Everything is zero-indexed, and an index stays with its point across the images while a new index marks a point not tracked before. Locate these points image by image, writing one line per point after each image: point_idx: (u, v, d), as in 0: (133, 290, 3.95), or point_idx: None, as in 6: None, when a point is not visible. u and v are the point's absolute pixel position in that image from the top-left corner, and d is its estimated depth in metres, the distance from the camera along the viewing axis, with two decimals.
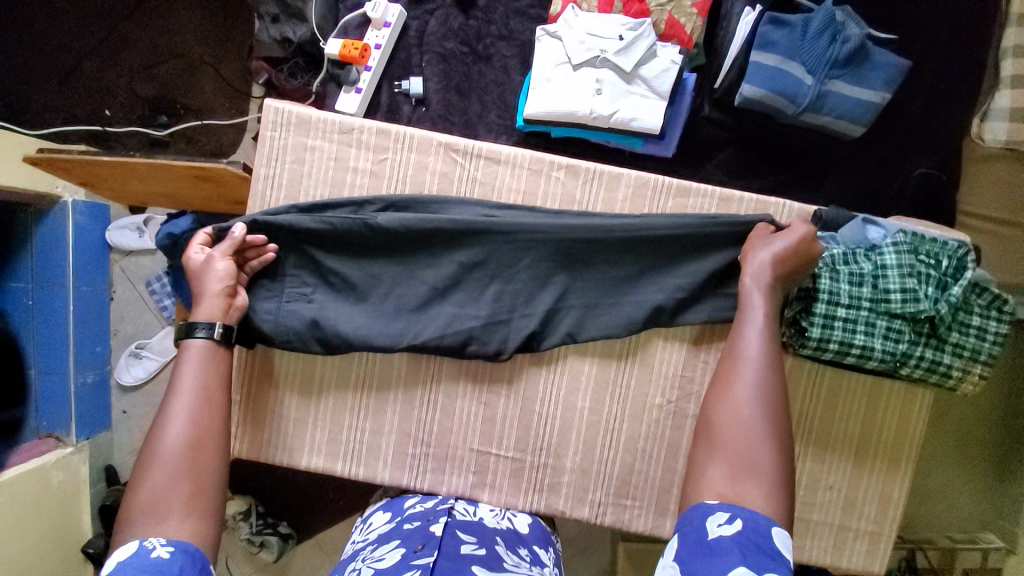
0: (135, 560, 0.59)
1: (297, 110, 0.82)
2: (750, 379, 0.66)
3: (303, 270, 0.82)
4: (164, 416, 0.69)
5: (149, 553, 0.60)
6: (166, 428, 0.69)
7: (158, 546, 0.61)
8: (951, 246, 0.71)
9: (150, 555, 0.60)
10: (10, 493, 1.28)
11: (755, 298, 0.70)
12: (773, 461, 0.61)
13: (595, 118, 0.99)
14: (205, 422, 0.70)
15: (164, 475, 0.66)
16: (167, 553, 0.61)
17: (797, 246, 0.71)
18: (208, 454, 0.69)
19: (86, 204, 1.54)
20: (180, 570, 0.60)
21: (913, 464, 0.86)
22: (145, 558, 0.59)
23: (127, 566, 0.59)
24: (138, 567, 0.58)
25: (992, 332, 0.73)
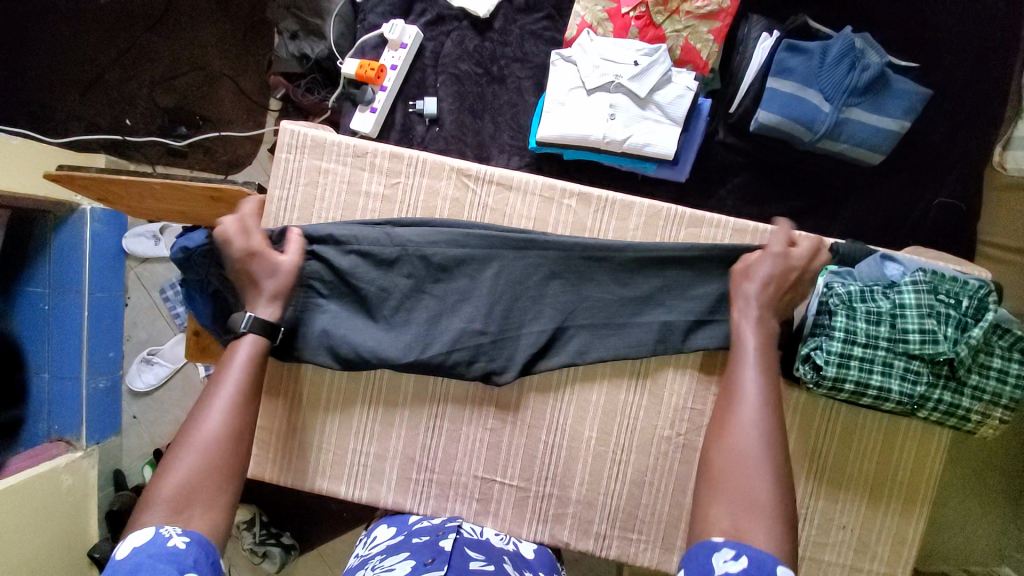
0: (151, 549, 0.57)
1: (312, 133, 0.82)
2: (754, 404, 0.66)
3: (311, 290, 0.80)
4: (204, 400, 0.68)
5: (165, 542, 0.58)
6: (200, 416, 0.67)
7: (174, 535, 0.59)
8: (972, 286, 0.69)
9: (166, 543, 0.58)
10: (24, 493, 1.29)
11: (745, 328, 0.72)
12: (774, 494, 0.60)
13: (608, 142, 0.98)
14: (241, 412, 0.68)
15: (191, 465, 0.63)
16: (183, 544, 0.59)
17: (776, 273, 0.74)
18: (235, 451, 0.66)
19: (103, 211, 1.58)
20: (193, 563, 0.58)
21: (928, 505, 0.84)
22: (160, 547, 0.57)
23: (143, 552, 0.57)
24: (152, 555, 0.57)
25: (1015, 376, 0.70)
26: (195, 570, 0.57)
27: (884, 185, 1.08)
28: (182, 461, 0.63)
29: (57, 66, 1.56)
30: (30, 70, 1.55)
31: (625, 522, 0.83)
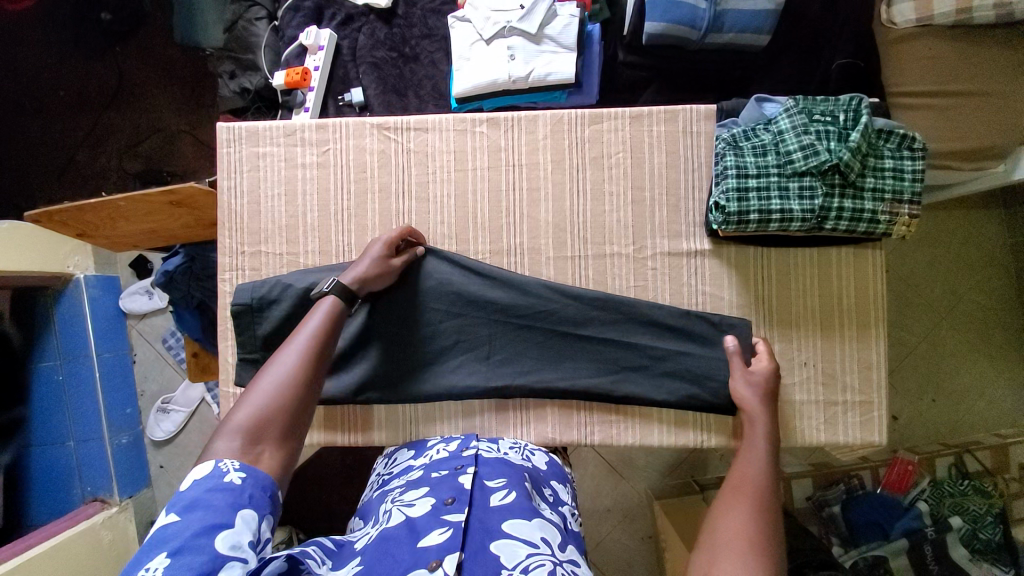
0: (210, 483, 0.55)
1: (245, 125, 0.93)
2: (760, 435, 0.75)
3: (289, 256, 0.92)
4: (271, 360, 0.66)
5: (221, 477, 0.55)
6: (270, 363, 0.66)
7: (230, 471, 0.56)
8: (845, 100, 0.77)
9: (223, 478, 0.55)
10: (66, 558, 1.31)
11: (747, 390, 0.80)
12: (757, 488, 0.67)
13: (514, 81, 1.08)
14: (306, 372, 0.66)
15: (260, 403, 0.61)
16: (240, 480, 0.56)
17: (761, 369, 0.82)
18: (296, 408, 0.63)
19: (97, 277, 1.61)
20: (249, 500, 0.55)
21: (884, 325, 0.88)
22: (217, 483, 0.55)
23: (201, 487, 0.54)
24: (209, 490, 0.54)
25: (909, 171, 0.77)
26: (251, 506, 0.55)
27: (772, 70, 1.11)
28: (251, 398, 0.61)
29: (30, 158, 1.66)
30: (8, 168, 1.66)
31: (598, 406, 0.89)
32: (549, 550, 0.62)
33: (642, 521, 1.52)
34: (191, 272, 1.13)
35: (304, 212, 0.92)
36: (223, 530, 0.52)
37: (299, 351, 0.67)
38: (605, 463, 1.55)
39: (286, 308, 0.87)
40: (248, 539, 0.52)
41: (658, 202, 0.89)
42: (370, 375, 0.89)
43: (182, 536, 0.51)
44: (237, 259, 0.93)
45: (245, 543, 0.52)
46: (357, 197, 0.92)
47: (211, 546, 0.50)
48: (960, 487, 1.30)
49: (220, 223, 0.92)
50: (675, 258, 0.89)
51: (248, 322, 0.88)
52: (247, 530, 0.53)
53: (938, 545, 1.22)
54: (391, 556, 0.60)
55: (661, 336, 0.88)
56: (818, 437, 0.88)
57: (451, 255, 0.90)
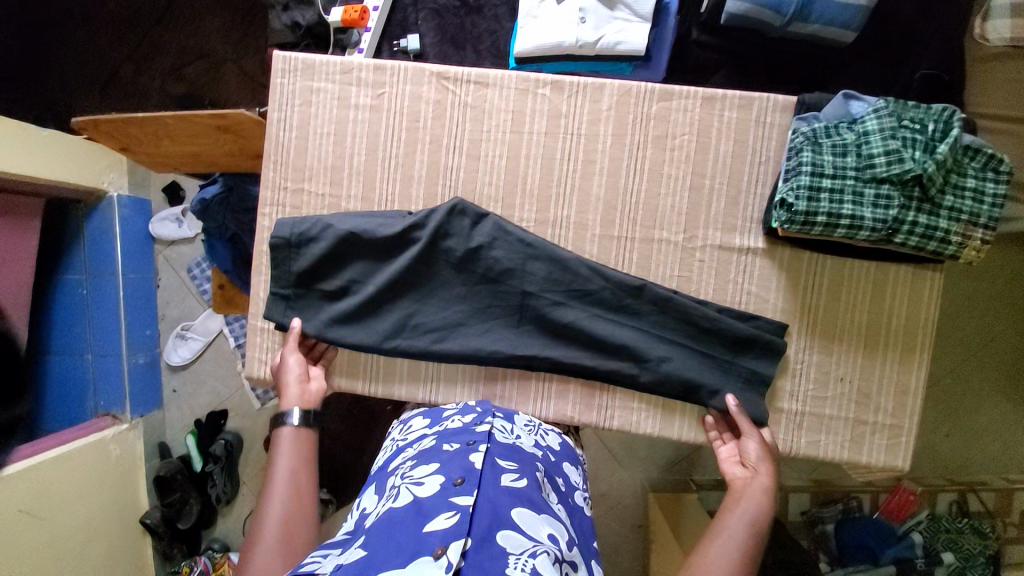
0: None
1: (301, 55, 0.90)
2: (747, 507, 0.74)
3: (333, 198, 0.91)
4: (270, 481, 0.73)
5: None
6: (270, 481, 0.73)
7: None
8: (937, 109, 0.72)
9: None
10: (77, 464, 1.36)
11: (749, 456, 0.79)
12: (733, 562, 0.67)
13: (581, 46, 1.02)
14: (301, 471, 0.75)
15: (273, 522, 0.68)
16: None
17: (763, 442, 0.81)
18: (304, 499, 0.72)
19: (129, 198, 1.61)
20: None
21: (929, 350, 0.85)
22: None
23: None
24: None
25: (990, 194, 0.73)
26: None
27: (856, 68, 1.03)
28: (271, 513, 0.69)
29: (74, 66, 1.64)
30: (50, 74, 1.63)
31: (622, 392, 0.88)
32: (556, 547, 0.60)
33: (635, 509, 1.53)
34: (227, 202, 1.13)
35: (350, 155, 0.90)
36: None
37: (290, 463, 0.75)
38: (606, 449, 1.55)
39: (327, 247, 0.87)
40: None
41: (717, 193, 0.85)
42: (400, 327, 0.89)
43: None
44: (279, 193, 0.91)
45: None
46: (407, 146, 0.89)
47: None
48: (959, 524, 1.29)
49: (266, 153, 0.91)
50: (725, 253, 0.86)
51: (284, 258, 0.88)
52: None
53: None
54: (396, 542, 0.58)
55: (701, 331, 0.85)
56: (840, 454, 0.86)
57: (495, 219, 0.87)
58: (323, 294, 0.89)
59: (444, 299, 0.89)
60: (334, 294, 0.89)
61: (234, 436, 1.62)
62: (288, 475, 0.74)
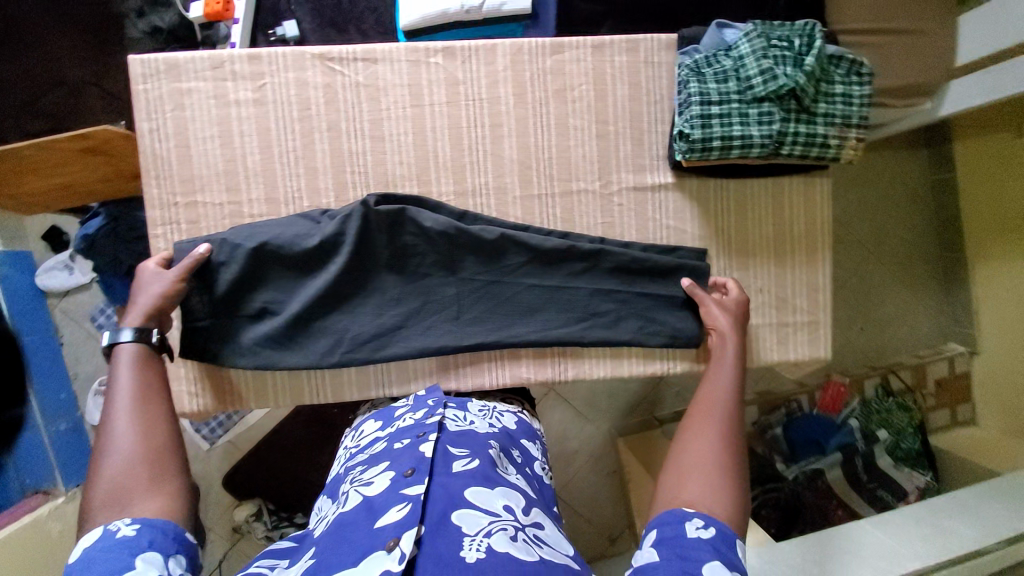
0: (99, 548, 0.51)
1: (162, 56, 0.81)
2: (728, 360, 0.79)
3: (236, 205, 0.84)
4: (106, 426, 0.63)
5: (114, 536, 0.52)
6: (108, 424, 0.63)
7: (123, 526, 0.53)
8: (800, 24, 0.78)
9: (114, 536, 0.52)
10: (9, 555, 1.18)
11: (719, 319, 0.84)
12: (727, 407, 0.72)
13: (468, 11, 0.99)
14: (147, 409, 0.65)
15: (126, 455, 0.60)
16: (135, 531, 0.53)
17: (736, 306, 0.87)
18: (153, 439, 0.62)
19: (7, 253, 1.40)
20: (150, 543, 0.52)
21: (829, 249, 0.93)
22: (110, 541, 0.52)
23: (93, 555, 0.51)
24: (104, 549, 0.51)
25: (857, 96, 0.80)
26: (153, 549, 0.52)
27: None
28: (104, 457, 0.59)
29: None
30: None
31: (571, 351, 0.91)
32: (512, 516, 0.61)
33: (609, 456, 1.60)
34: (115, 234, 1.02)
35: (243, 156, 0.84)
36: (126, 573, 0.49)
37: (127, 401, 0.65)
38: (572, 408, 1.60)
39: (230, 271, 0.81)
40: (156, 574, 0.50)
41: (623, 136, 0.88)
42: (337, 327, 0.85)
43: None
44: (170, 211, 0.84)
45: None
46: (303, 137, 0.84)
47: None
48: (887, 404, 1.44)
49: (145, 170, 0.82)
50: (640, 193, 0.89)
51: (193, 286, 0.81)
52: (152, 567, 0.50)
53: (867, 456, 1.37)
54: (347, 544, 0.57)
55: (631, 268, 0.89)
56: (771, 356, 0.94)
57: (413, 198, 0.85)
58: (245, 310, 0.84)
59: (376, 289, 0.86)
60: (247, 312, 0.83)
61: None
62: (134, 403, 0.65)
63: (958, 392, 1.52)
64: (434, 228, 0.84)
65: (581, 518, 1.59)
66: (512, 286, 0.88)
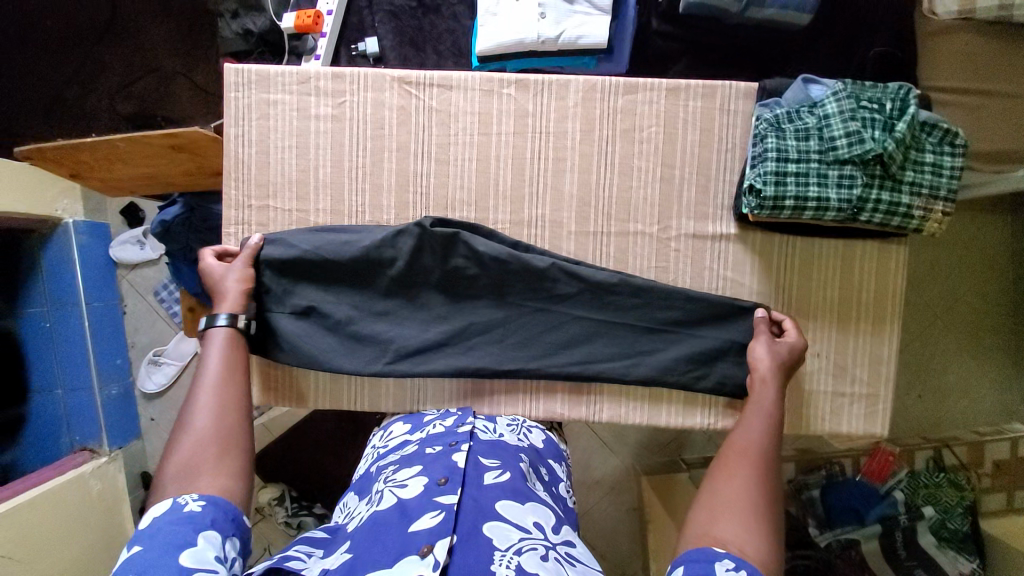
0: (168, 517, 0.54)
1: (255, 68, 0.86)
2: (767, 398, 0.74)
3: (304, 213, 0.88)
4: (190, 401, 0.67)
5: (181, 509, 0.55)
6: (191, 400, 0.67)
7: (190, 501, 0.56)
8: (894, 87, 0.74)
9: (183, 509, 0.55)
10: (53, 507, 1.29)
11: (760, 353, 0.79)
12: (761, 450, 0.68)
13: (543, 42, 1.01)
14: (226, 394, 0.68)
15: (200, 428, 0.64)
16: (200, 508, 0.56)
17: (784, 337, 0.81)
18: (228, 425, 0.66)
19: (86, 223, 1.52)
20: (212, 522, 0.55)
21: (897, 321, 0.88)
22: (177, 514, 0.54)
23: (160, 524, 0.53)
24: (169, 522, 0.54)
25: (948, 167, 0.75)
26: (214, 528, 0.55)
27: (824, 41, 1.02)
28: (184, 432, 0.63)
29: None
30: None
31: (608, 391, 0.89)
32: (542, 535, 0.61)
33: (629, 494, 1.55)
34: (189, 223, 1.09)
35: (316, 167, 0.87)
36: (188, 548, 0.51)
37: (212, 382, 0.69)
38: (598, 439, 1.56)
39: (288, 270, 0.85)
40: (214, 555, 0.52)
41: (689, 181, 0.86)
42: (380, 341, 0.87)
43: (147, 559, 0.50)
44: (243, 212, 0.88)
45: (211, 558, 0.52)
46: (374, 155, 0.87)
47: (177, 562, 0.50)
48: (935, 479, 1.34)
49: (227, 173, 0.87)
50: (700, 241, 0.87)
51: (252, 282, 0.85)
52: (211, 547, 0.53)
53: (909, 531, 1.28)
54: (381, 544, 0.58)
55: (682, 315, 0.86)
56: (821, 426, 0.89)
57: (470, 224, 0.86)
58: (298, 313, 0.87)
59: (424, 308, 0.87)
60: (300, 314, 0.86)
61: None
62: (215, 384, 0.69)
63: None
64: (488, 256, 0.84)
65: (593, 552, 1.55)
66: (560, 317, 0.87)
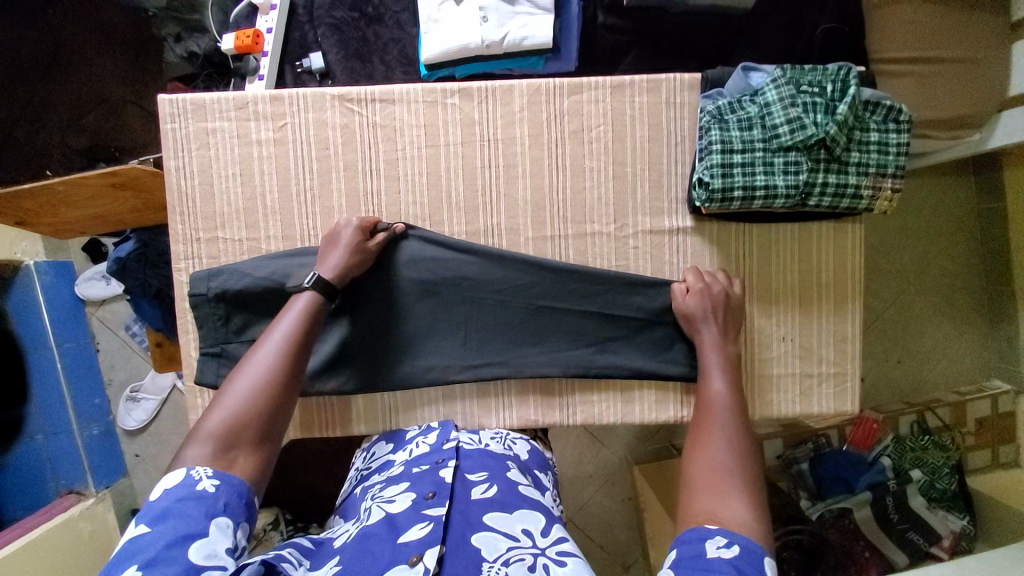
0: (181, 492, 0.52)
1: (190, 97, 0.84)
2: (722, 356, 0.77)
3: (255, 241, 0.86)
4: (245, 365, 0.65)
5: (194, 486, 0.53)
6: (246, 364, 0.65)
7: (204, 478, 0.54)
8: (833, 69, 0.74)
9: (195, 487, 0.53)
10: (43, 553, 1.26)
11: (693, 307, 0.81)
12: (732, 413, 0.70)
13: (488, 46, 0.99)
14: (284, 372, 0.66)
15: (248, 391, 0.63)
16: (213, 488, 0.54)
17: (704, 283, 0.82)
18: (275, 405, 0.64)
19: (49, 262, 1.48)
20: (225, 507, 0.53)
21: (859, 297, 0.88)
22: (189, 491, 0.53)
23: (171, 496, 0.52)
24: (180, 499, 0.52)
25: (894, 144, 0.75)
26: (226, 514, 0.53)
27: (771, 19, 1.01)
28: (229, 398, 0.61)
29: None
30: None
31: (580, 390, 0.89)
32: (530, 541, 0.59)
33: (623, 485, 1.55)
34: (145, 258, 1.06)
35: (263, 194, 0.85)
36: (197, 539, 0.49)
37: (274, 353, 0.66)
38: (587, 433, 1.57)
39: (242, 301, 0.83)
40: (224, 547, 0.51)
41: (641, 178, 0.85)
42: (345, 364, 0.86)
43: (154, 549, 0.48)
44: (192, 245, 0.86)
45: (221, 551, 0.50)
46: (321, 176, 0.85)
47: (185, 558, 0.48)
48: (921, 442, 1.37)
49: (171, 206, 0.85)
50: (657, 236, 0.86)
51: (208, 315, 0.84)
52: (222, 539, 0.51)
53: (898, 495, 1.28)
54: (370, 555, 0.57)
55: (644, 308, 0.87)
56: (793, 409, 0.90)
57: (424, 238, 0.85)
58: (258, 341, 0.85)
59: (386, 326, 0.86)
60: None
61: None
62: (277, 356, 0.66)
63: (1001, 432, 1.42)
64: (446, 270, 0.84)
65: (592, 545, 1.56)
66: (525, 319, 0.87)
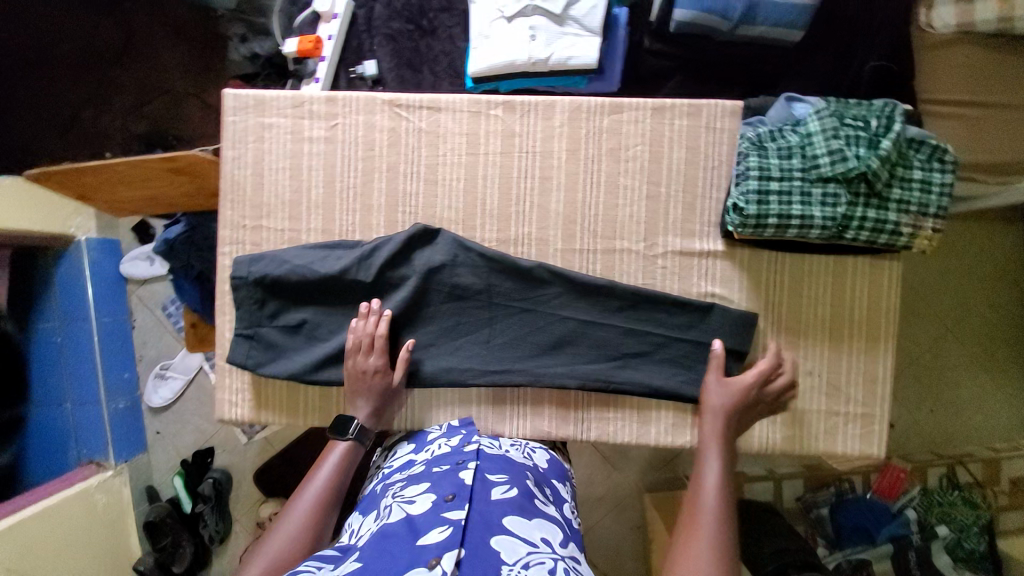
0: None
1: (252, 93, 0.90)
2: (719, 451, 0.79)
3: (297, 232, 0.90)
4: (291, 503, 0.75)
5: None
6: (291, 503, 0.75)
7: None
8: (878, 105, 0.74)
9: None
10: (58, 520, 1.31)
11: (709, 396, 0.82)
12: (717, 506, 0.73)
13: (535, 63, 1.03)
14: (321, 513, 0.74)
15: (288, 531, 0.72)
16: None
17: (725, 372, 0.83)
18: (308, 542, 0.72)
19: (98, 240, 1.56)
20: None
21: (892, 337, 0.86)
22: None
23: None
24: None
25: (937, 183, 0.74)
26: None
27: (816, 54, 1.01)
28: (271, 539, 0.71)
29: None
30: None
31: (597, 405, 0.88)
32: (548, 548, 0.60)
33: (633, 511, 1.52)
34: (191, 240, 1.12)
35: (308, 188, 0.90)
36: None
37: (313, 495, 0.76)
38: (600, 454, 1.54)
39: (279, 288, 0.87)
40: None
41: (675, 199, 0.86)
42: None
43: None
44: (237, 232, 0.91)
45: None
46: (365, 175, 0.89)
47: None
48: (949, 497, 1.29)
49: (223, 193, 0.90)
50: (687, 258, 0.87)
51: (246, 298, 0.88)
52: None
53: (923, 551, 1.22)
54: (390, 554, 0.58)
55: (669, 330, 0.86)
56: (817, 446, 0.87)
57: (456, 241, 0.87)
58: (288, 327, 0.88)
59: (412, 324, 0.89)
60: (295, 326, 0.88)
61: (222, 473, 1.54)
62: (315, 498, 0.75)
63: None
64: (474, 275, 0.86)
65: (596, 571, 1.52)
66: (548, 331, 0.88)
